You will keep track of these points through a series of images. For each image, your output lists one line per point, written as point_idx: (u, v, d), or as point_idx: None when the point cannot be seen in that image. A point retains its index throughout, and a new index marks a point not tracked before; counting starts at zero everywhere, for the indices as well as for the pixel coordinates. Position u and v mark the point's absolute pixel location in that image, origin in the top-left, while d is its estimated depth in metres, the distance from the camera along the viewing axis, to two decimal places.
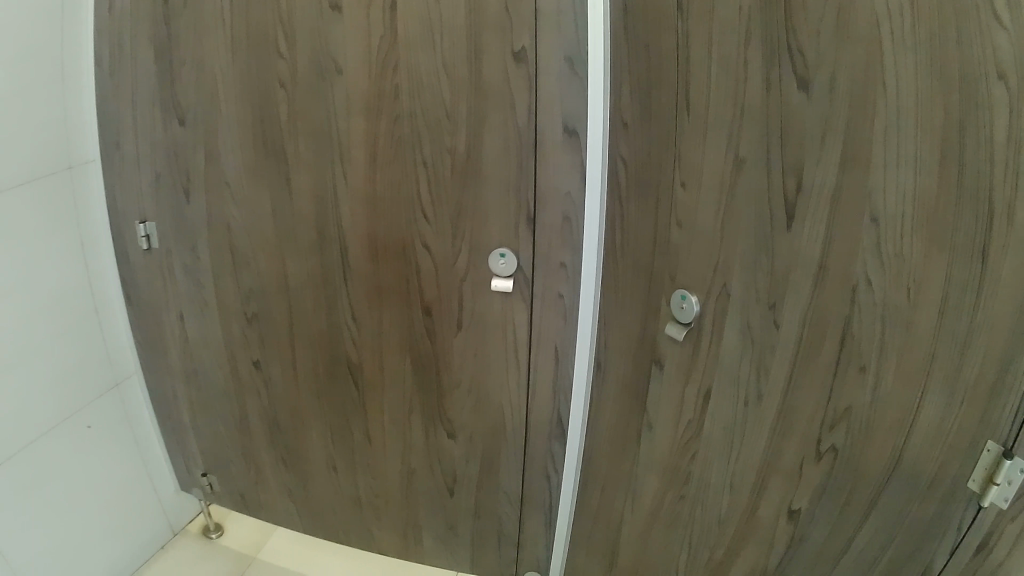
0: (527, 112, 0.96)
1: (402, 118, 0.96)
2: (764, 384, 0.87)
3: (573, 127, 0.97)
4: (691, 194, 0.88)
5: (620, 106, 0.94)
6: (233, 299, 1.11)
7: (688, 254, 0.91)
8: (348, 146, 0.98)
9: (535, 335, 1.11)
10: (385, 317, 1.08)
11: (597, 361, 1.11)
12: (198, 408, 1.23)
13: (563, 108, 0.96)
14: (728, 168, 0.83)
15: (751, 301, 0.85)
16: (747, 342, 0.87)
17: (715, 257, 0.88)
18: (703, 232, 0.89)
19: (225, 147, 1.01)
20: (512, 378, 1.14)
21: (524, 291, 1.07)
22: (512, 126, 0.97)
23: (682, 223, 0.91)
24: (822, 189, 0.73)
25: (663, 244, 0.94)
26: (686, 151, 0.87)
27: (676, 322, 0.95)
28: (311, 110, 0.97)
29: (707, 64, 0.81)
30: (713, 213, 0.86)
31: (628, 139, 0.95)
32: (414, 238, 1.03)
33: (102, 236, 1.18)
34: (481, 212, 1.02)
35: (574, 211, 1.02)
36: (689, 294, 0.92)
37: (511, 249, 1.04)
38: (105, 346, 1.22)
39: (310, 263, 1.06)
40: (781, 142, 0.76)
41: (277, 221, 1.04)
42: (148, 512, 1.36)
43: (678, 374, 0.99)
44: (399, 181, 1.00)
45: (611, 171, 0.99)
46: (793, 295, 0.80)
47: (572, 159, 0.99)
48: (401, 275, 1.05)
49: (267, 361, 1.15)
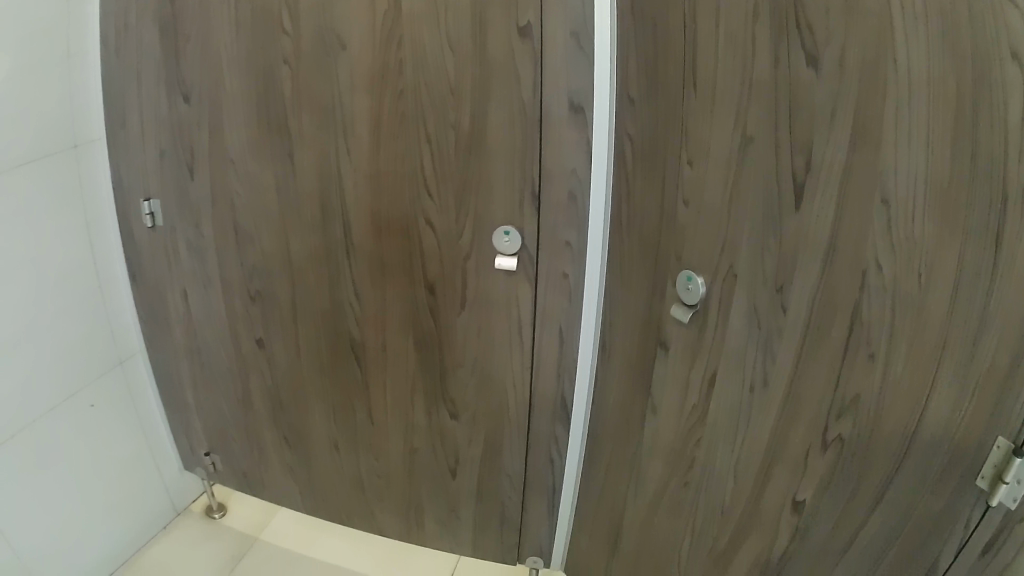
0: (532, 89, 0.95)
1: (407, 94, 0.95)
2: (770, 365, 0.86)
3: (579, 104, 0.96)
4: (698, 171, 0.88)
5: (628, 83, 0.94)
6: (236, 278, 1.09)
7: (695, 231, 0.91)
8: (352, 122, 0.97)
9: (539, 316, 1.10)
10: (388, 297, 1.07)
11: (603, 341, 1.12)
12: (202, 387, 1.19)
13: (569, 85, 0.95)
14: (735, 145, 0.82)
15: (759, 279, 0.84)
16: (754, 319, 0.86)
17: (722, 234, 0.87)
18: (710, 208, 0.88)
19: (228, 124, 1.00)
20: (516, 359, 1.14)
21: (528, 271, 1.07)
22: (518, 103, 0.96)
23: (689, 201, 0.91)
24: (832, 163, 0.71)
25: (670, 222, 0.94)
26: (693, 127, 0.87)
27: (681, 304, 0.95)
28: (315, 86, 0.95)
29: (715, 38, 0.80)
30: (720, 189, 0.86)
31: (635, 117, 0.95)
32: (418, 217, 1.02)
33: (108, 214, 1.18)
34: (487, 190, 1.01)
35: (580, 189, 1.02)
36: (696, 275, 0.91)
37: (515, 228, 1.03)
38: (110, 325, 1.22)
39: (315, 241, 1.04)
40: (790, 117, 0.75)
41: (280, 197, 1.01)
42: (152, 493, 1.36)
43: (683, 356, 0.98)
44: (403, 158, 0.98)
45: (618, 149, 0.99)
46: (802, 274, 0.78)
47: (578, 137, 0.98)
48: (405, 254, 1.04)
49: (271, 338, 1.13)
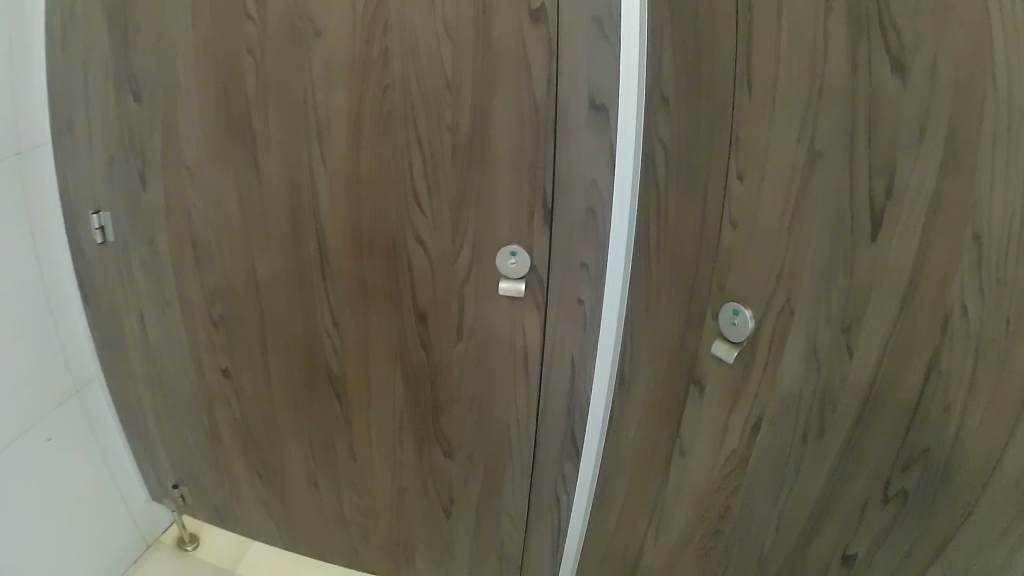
0: (546, 84, 0.79)
1: (393, 89, 0.79)
2: (825, 425, 0.69)
3: (601, 103, 0.79)
4: (750, 190, 0.71)
5: (661, 78, 0.77)
6: (196, 300, 0.89)
7: (744, 260, 0.74)
8: (326, 123, 0.80)
9: (547, 345, 0.95)
10: (371, 324, 0.90)
11: (621, 376, 0.97)
12: (167, 418, 1.00)
13: (590, 80, 0.78)
14: (799, 164, 0.65)
15: (819, 312, 0.66)
16: (810, 367, 0.69)
17: (778, 264, 0.70)
18: (764, 234, 0.71)
19: (183, 125, 0.82)
20: (521, 394, 0.99)
21: (536, 295, 0.92)
22: (529, 101, 0.80)
23: (738, 223, 0.74)
24: (917, 193, 0.55)
25: (710, 246, 0.78)
26: (745, 133, 0.70)
27: (726, 340, 0.77)
28: (286, 80, 0.78)
29: (776, 26, 0.64)
30: (780, 211, 0.68)
31: (669, 118, 0.78)
32: (407, 234, 0.85)
33: (57, 227, 1.02)
34: (490, 203, 0.85)
35: (601, 202, 0.86)
36: (744, 308, 0.74)
37: (524, 248, 0.87)
38: (61, 350, 1.06)
39: (283, 261, 0.85)
40: (868, 132, 0.58)
41: (245, 210, 0.83)
42: (115, 523, 1.22)
43: (718, 402, 0.82)
44: (389, 164, 0.82)
45: (647, 156, 0.82)
46: (873, 313, 0.61)
47: (598, 141, 0.82)
48: (391, 277, 0.87)
49: (239, 369, 0.93)
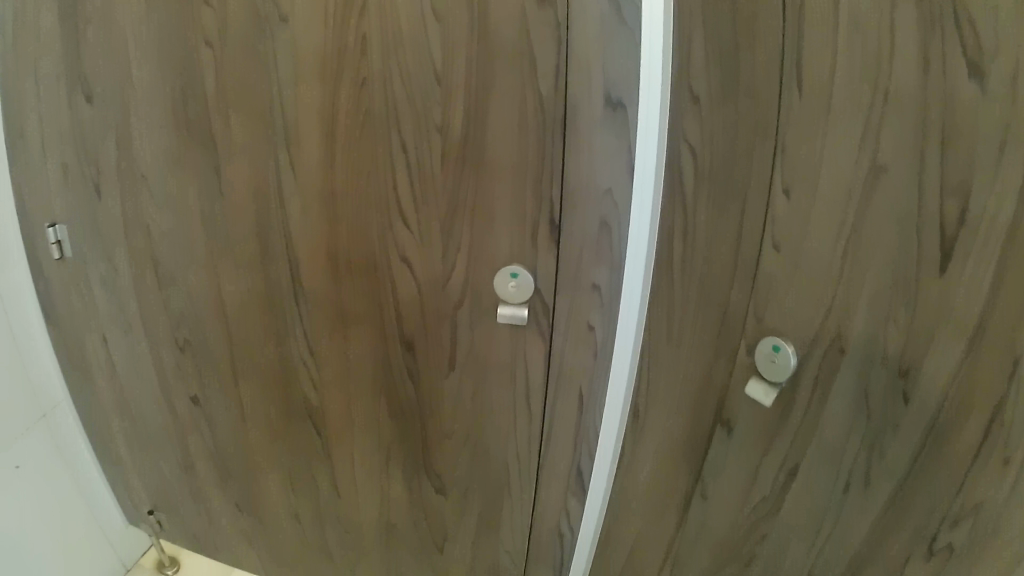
0: (553, 77, 0.68)
1: (372, 85, 0.67)
2: (872, 476, 0.62)
3: (619, 100, 0.68)
4: (798, 207, 0.60)
5: (689, 72, 0.64)
6: (158, 323, 0.80)
7: (788, 290, 0.63)
8: (295, 126, 0.69)
9: (553, 375, 0.84)
10: (351, 351, 0.79)
11: (634, 416, 0.84)
12: (138, 446, 0.92)
13: (605, 72, 0.67)
14: (858, 178, 0.55)
15: (873, 355, 0.58)
16: (859, 411, 0.61)
17: (829, 295, 0.60)
18: (812, 259, 0.60)
19: (139, 129, 0.72)
20: (521, 429, 0.88)
21: (540, 321, 0.81)
22: (533, 101, 0.69)
23: (781, 245, 0.62)
24: (991, 224, 0.48)
25: (746, 274, 0.67)
26: (793, 146, 0.58)
27: (762, 379, 0.67)
28: (252, 75, 0.68)
29: (833, 17, 0.52)
30: (831, 235, 0.58)
31: (699, 121, 0.65)
32: (390, 253, 0.74)
33: (15, 241, 0.89)
34: (486, 217, 0.73)
35: (615, 214, 0.75)
36: (785, 343, 0.64)
37: (526, 268, 0.76)
38: (27, 372, 0.96)
39: (250, 283, 0.76)
40: (939, 146, 0.49)
41: (208, 225, 0.73)
42: (92, 553, 1.13)
43: (747, 449, 0.73)
44: (368, 172, 0.70)
45: (671, 165, 0.69)
46: (935, 357, 0.54)
47: (615, 143, 0.71)
48: (372, 300, 0.76)
49: (208, 396, 0.85)
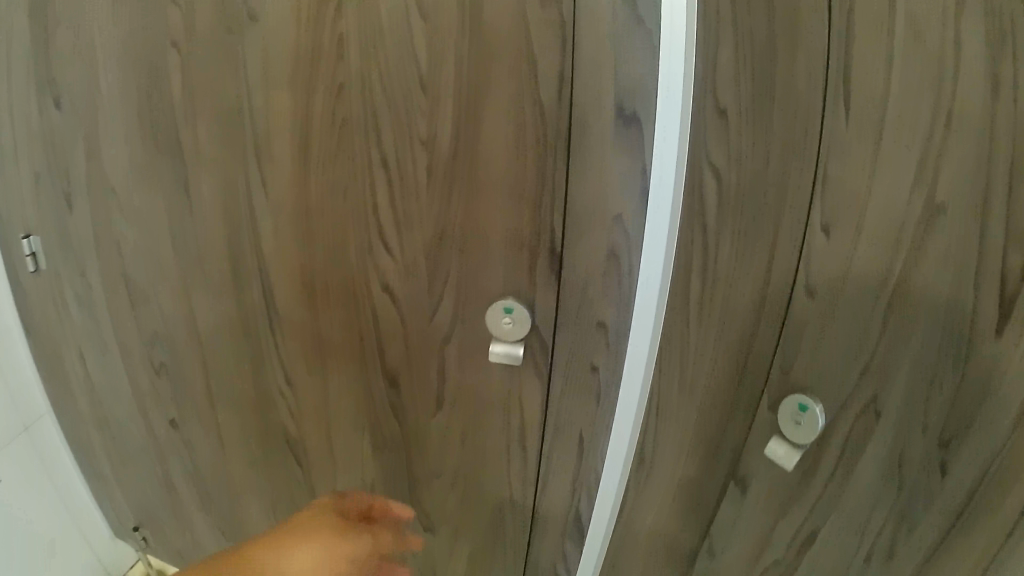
0: (556, 83, 0.59)
1: (350, 92, 0.60)
2: (899, 547, 0.59)
3: (632, 111, 0.60)
4: (836, 247, 0.55)
5: (716, 87, 0.58)
6: (133, 343, 0.75)
7: (824, 337, 0.59)
8: (268, 137, 0.63)
9: (550, 416, 0.77)
10: (331, 384, 0.73)
11: (641, 452, 0.79)
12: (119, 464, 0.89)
13: (617, 80, 0.59)
14: (909, 222, 0.50)
15: (913, 420, 0.55)
16: (890, 479, 0.58)
17: (870, 345, 0.56)
18: (851, 306, 0.56)
19: (108, 139, 0.67)
20: (515, 470, 0.81)
21: (537, 359, 0.73)
22: (532, 112, 0.61)
23: (817, 289, 0.58)
24: None
25: (772, 321, 0.63)
26: (835, 179, 0.53)
27: (784, 440, 0.65)
28: (223, 81, 0.62)
29: (887, 35, 0.47)
30: (874, 286, 0.54)
31: (725, 141, 0.60)
32: (372, 281, 0.67)
33: None
34: (479, 243, 0.66)
35: (626, 241, 0.67)
36: (812, 403, 0.61)
37: (523, 302, 0.68)
38: (7, 386, 0.95)
39: (222, 307, 0.70)
40: (1008, 188, 0.43)
41: (178, 244, 0.68)
42: (76, 565, 1.12)
43: (768, 502, 0.70)
44: (346, 190, 0.63)
45: (691, 189, 0.64)
46: (981, 434, 0.51)
47: (628, 162, 0.63)
48: (352, 331, 0.70)
49: (186, 420, 0.80)
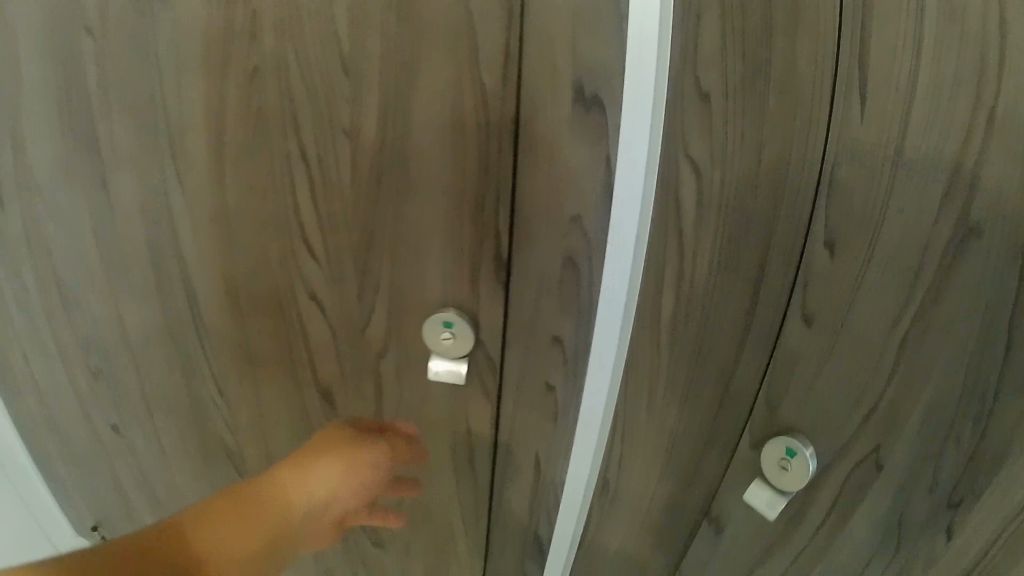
0: (501, 61, 0.51)
1: (264, 75, 0.53)
2: None
3: (596, 92, 0.52)
4: (841, 270, 0.49)
5: (699, 65, 0.49)
6: (68, 346, 0.71)
7: (820, 367, 0.53)
8: (182, 128, 0.57)
9: (503, 434, 0.71)
10: (264, 396, 0.69)
11: (606, 477, 0.73)
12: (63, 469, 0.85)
13: (575, 58, 0.50)
14: (931, 250, 0.43)
15: (922, 478, 0.50)
16: (889, 535, 0.55)
17: (879, 377, 0.50)
18: (855, 334, 0.50)
19: (30, 132, 0.62)
20: (466, 488, 0.76)
21: (484, 377, 0.67)
22: (473, 96, 0.53)
23: (814, 316, 0.52)
24: None
25: (759, 348, 0.56)
26: (840, 190, 0.47)
27: (768, 484, 0.60)
28: (136, 66, 0.56)
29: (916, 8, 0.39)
30: (885, 318, 0.48)
31: (708, 130, 0.51)
32: (296, 287, 0.61)
33: None
34: (412, 247, 0.59)
35: (585, 246, 0.59)
36: (801, 446, 0.56)
37: (466, 317, 0.61)
38: None
39: (150, 311, 0.66)
40: None
41: (103, 245, 0.64)
42: None
43: (747, 536, 0.66)
44: (263, 187, 0.57)
45: (664, 188, 0.55)
46: (998, 501, 0.47)
47: (586, 154, 0.54)
48: (280, 342, 0.65)
49: (127, 427, 0.76)
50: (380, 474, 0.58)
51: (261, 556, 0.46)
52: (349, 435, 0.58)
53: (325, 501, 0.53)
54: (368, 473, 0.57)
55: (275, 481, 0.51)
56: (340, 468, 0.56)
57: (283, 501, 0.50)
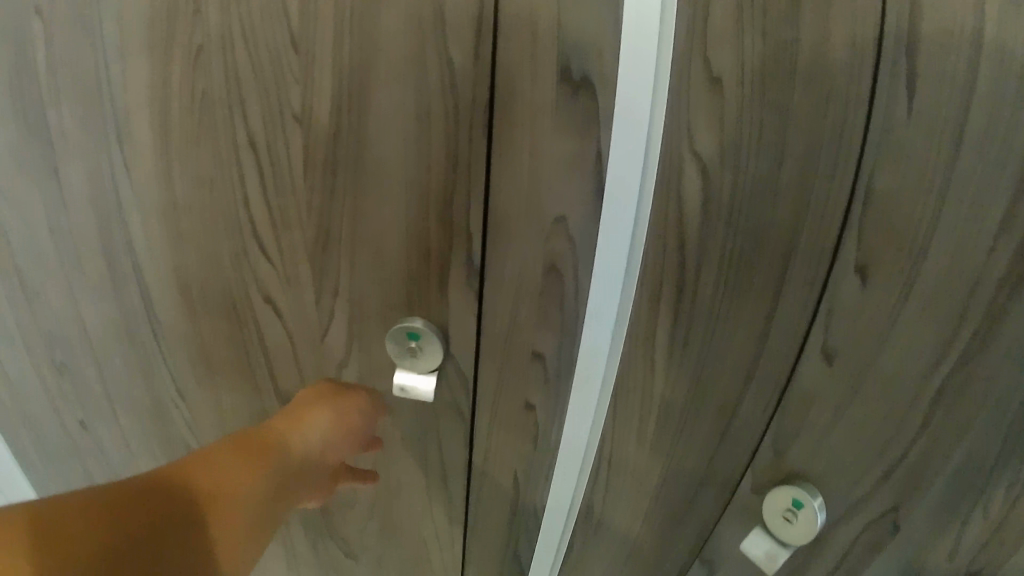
0: (474, 39, 0.44)
1: (209, 56, 0.47)
2: None
3: (583, 75, 0.44)
4: (873, 301, 0.44)
5: (708, 43, 0.41)
6: (31, 338, 0.68)
7: (846, 403, 0.49)
8: (126, 113, 0.51)
9: (478, 454, 0.65)
10: (224, 396, 0.66)
11: (588, 508, 0.66)
12: (29, 462, 0.82)
13: (560, 35, 0.43)
14: (986, 286, 0.40)
15: (943, 529, 0.50)
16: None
17: (916, 413, 0.46)
18: (891, 369, 0.46)
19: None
20: (439, 508, 0.71)
21: (456, 393, 0.61)
22: (440, 78, 0.46)
23: (835, 351, 0.47)
24: None
25: (768, 379, 0.51)
26: (877, 211, 0.41)
27: (769, 534, 0.57)
28: (70, 44, 0.49)
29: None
30: (926, 351, 0.44)
31: (715, 124, 0.43)
32: (251, 291, 0.58)
33: None
34: (374, 248, 0.53)
35: (568, 254, 0.51)
36: (810, 499, 0.53)
37: (435, 327, 0.56)
38: None
39: (106, 307, 0.63)
40: None
41: (57, 237, 0.60)
42: None
43: (742, 570, 0.62)
44: (213, 181, 0.53)
45: (663, 191, 0.47)
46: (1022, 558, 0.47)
47: (570, 147, 0.47)
48: (236, 344, 0.62)
49: (93, 422, 0.73)
50: (370, 421, 0.57)
51: (264, 497, 0.46)
52: (333, 387, 0.58)
53: (319, 447, 0.53)
54: (358, 419, 0.56)
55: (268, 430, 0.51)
56: (329, 416, 0.55)
57: (279, 446, 0.50)
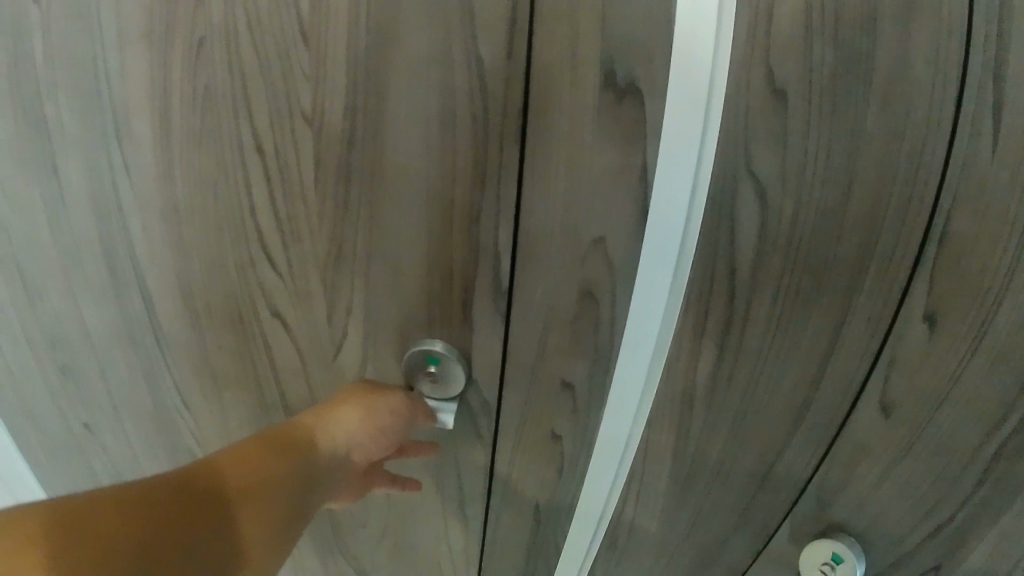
0: (506, 38, 0.39)
1: (212, 51, 0.42)
2: None
3: (630, 83, 0.39)
4: (938, 352, 0.41)
5: (775, 50, 0.36)
6: (34, 341, 0.65)
7: (902, 455, 0.46)
8: (124, 112, 0.47)
9: (495, 482, 0.61)
10: (232, 408, 0.63)
11: (612, 544, 0.61)
12: (32, 463, 0.80)
13: (603, 37, 0.37)
14: None
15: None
16: None
17: (978, 464, 0.44)
18: (953, 422, 0.43)
19: None
20: (453, 532, 0.67)
21: (474, 418, 0.57)
22: (466, 81, 0.40)
23: (892, 406, 0.44)
24: None
25: (819, 422, 0.47)
26: (948, 259, 0.38)
27: None
28: (63, 34, 0.45)
29: None
30: (994, 403, 0.41)
31: (779, 143, 0.38)
32: (258, 305, 0.54)
33: None
34: (391, 265, 0.49)
35: (604, 280, 0.46)
36: (849, 553, 0.50)
37: (456, 351, 0.52)
38: None
39: (111, 312, 0.59)
40: None
41: (56, 239, 0.56)
42: None
43: None
44: (218, 187, 0.48)
45: (716, 215, 0.41)
46: None
47: (612, 164, 0.41)
48: (242, 357, 0.58)
49: (99, 426, 0.71)
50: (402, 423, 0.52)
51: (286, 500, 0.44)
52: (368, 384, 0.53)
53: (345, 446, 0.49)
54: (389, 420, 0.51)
55: (295, 428, 0.48)
56: (359, 413, 0.50)
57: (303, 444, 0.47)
